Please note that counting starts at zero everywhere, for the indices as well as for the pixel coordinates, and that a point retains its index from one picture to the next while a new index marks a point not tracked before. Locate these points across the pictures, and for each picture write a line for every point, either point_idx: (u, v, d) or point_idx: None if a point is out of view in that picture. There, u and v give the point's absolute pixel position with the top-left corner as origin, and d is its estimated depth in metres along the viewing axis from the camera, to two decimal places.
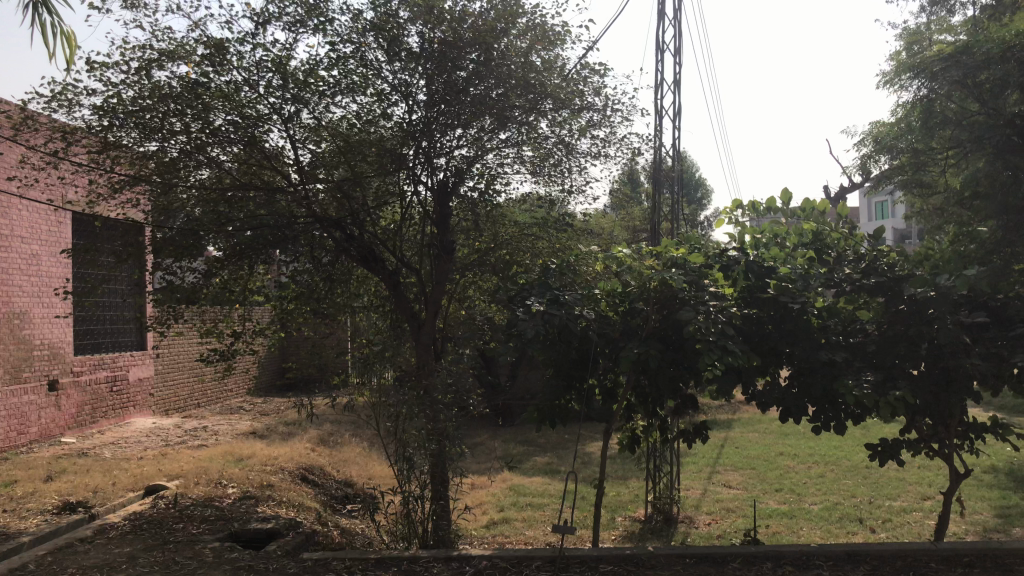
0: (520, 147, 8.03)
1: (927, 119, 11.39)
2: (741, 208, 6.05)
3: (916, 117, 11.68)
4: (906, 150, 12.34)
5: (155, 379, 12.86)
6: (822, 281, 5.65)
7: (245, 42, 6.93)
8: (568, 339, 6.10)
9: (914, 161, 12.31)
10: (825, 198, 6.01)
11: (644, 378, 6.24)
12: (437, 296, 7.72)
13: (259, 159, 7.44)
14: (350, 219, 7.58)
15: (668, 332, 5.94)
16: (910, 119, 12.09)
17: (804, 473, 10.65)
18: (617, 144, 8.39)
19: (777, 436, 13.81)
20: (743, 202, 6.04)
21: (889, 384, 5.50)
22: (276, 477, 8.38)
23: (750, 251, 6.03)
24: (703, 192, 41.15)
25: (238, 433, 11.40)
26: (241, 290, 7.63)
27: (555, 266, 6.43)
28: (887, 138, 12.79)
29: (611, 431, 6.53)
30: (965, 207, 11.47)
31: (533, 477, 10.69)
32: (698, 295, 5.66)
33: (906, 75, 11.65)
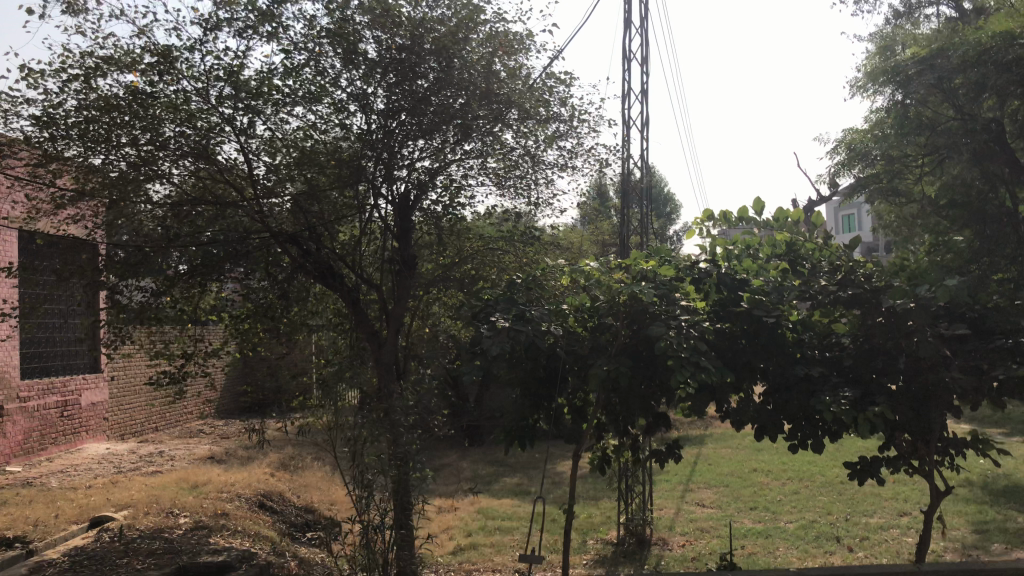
0: (484, 159, 7.81)
1: (900, 127, 11.31)
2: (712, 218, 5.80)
3: (888, 125, 11.60)
4: (878, 159, 12.26)
5: (109, 403, 12.36)
6: (797, 293, 5.45)
7: (195, 50, 6.65)
8: (535, 357, 5.83)
9: (887, 170, 12.24)
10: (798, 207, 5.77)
11: (614, 397, 5.99)
12: (398, 314, 7.42)
13: (211, 172, 7.14)
14: (307, 234, 7.24)
15: (639, 349, 5.69)
16: (879, 129, 12.03)
17: (779, 489, 10.45)
18: (584, 155, 8.19)
19: (749, 452, 13.62)
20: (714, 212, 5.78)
21: (867, 400, 5.30)
22: (232, 505, 7.99)
23: (722, 263, 5.81)
24: (672, 207, 41.26)
25: (195, 458, 10.96)
26: (193, 310, 7.25)
27: (520, 280, 6.16)
28: (856, 149, 12.73)
29: (581, 452, 6.26)
30: (939, 215, 11.38)
31: (502, 499, 10.38)
32: (669, 309, 5.43)
33: (877, 83, 11.57)
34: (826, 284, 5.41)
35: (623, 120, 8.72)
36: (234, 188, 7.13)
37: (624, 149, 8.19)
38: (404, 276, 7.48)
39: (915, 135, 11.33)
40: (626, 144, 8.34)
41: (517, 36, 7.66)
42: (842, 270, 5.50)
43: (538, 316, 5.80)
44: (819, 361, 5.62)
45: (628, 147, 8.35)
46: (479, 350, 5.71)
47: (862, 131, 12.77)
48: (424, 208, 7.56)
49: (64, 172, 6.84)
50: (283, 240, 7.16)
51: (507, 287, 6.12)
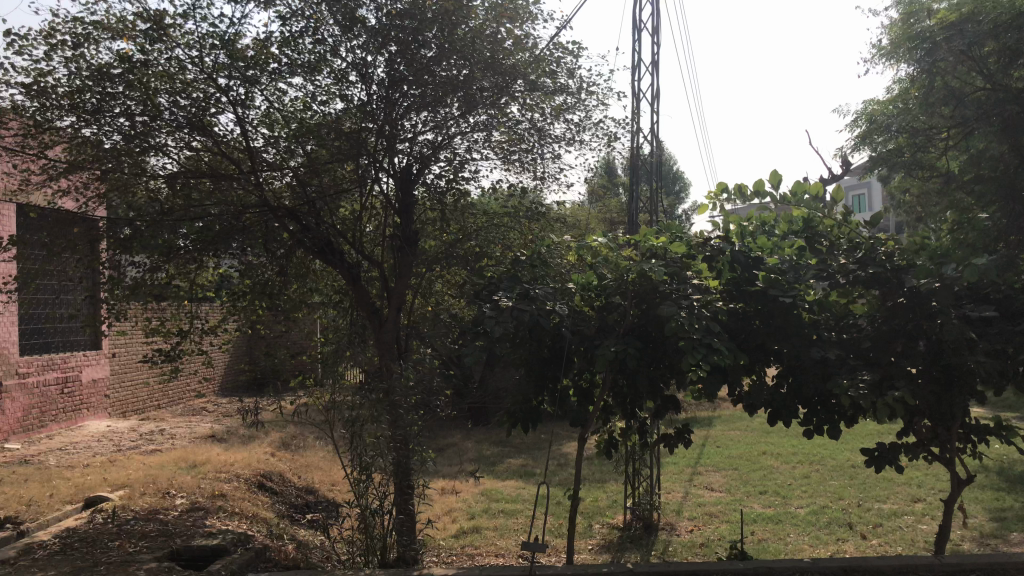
0: (489, 133, 7.56)
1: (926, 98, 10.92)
2: (727, 194, 5.56)
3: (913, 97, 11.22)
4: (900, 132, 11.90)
5: (111, 380, 12.22)
6: (814, 272, 5.21)
7: (189, 17, 6.41)
8: (540, 337, 5.62)
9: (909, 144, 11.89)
10: (818, 183, 5.51)
11: (622, 378, 5.78)
12: (400, 291, 7.24)
13: (207, 145, 6.93)
14: (306, 209, 7.05)
15: (648, 329, 5.47)
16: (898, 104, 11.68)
17: (789, 473, 10.25)
18: (592, 129, 7.94)
19: (759, 434, 13.41)
20: (729, 187, 5.54)
21: (886, 384, 5.06)
22: (230, 486, 7.83)
23: (736, 240, 5.57)
24: (682, 186, 40.83)
25: (196, 436, 10.82)
26: (189, 285, 7.05)
27: (525, 257, 5.92)
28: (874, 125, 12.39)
29: (587, 436, 6.06)
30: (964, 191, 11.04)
31: (507, 481, 10.21)
32: (681, 288, 5.20)
33: (902, 52, 11.18)
34: (846, 263, 5.17)
35: (633, 93, 8.45)
36: (231, 160, 6.92)
37: (634, 123, 7.93)
38: (406, 252, 7.30)
39: (935, 110, 10.98)
40: (636, 118, 8.08)
41: (524, 4, 7.39)
42: (862, 248, 5.26)
43: (543, 294, 5.58)
44: (836, 342, 5.39)
45: (637, 121, 8.09)
46: (482, 329, 5.50)
47: (880, 106, 12.42)
48: (427, 183, 7.35)
49: (56, 143, 6.61)
50: (282, 214, 6.96)
51: (511, 264, 5.90)
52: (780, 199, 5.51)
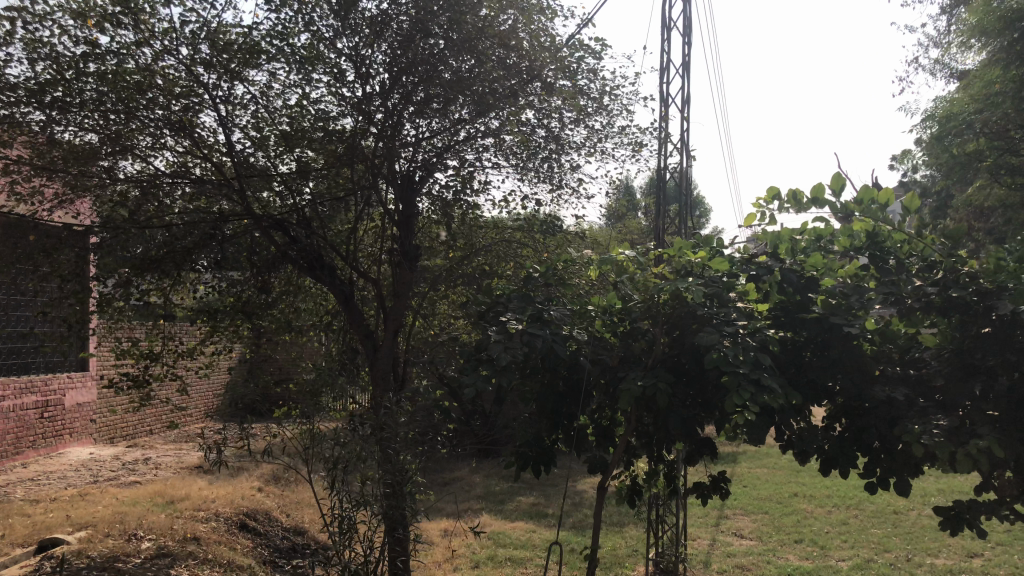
0: (501, 139, 6.91)
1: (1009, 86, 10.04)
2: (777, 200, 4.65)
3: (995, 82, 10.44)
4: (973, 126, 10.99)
5: (98, 404, 11.49)
6: (882, 297, 4.41)
7: (167, 4, 5.78)
8: (553, 367, 4.86)
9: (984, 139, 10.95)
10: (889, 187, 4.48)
11: (649, 416, 4.98)
12: (398, 313, 6.49)
13: (190, 148, 6.29)
14: (295, 220, 6.34)
15: (681, 360, 4.68)
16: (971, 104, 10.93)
17: (825, 519, 9.36)
18: (615, 137, 7.24)
19: (789, 472, 12.54)
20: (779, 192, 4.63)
21: (967, 431, 4.24)
22: (206, 527, 7.05)
23: (786, 258, 4.71)
24: (701, 212, 40.04)
25: (182, 467, 10.06)
26: (164, 302, 6.32)
27: (540, 273, 5.16)
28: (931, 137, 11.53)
29: (606, 482, 5.26)
30: None
31: (516, 521, 9.41)
32: (724, 311, 4.41)
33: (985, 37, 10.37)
34: (920, 283, 4.35)
35: (660, 97, 7.75)
36: (215, 165, 6.27)
37: (662, 131, 7.24)
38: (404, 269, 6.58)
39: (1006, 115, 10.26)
40: (664, 125, 7.38)
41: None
42: (940, 267, 4.43)
43: (558, 318, 4.86)
44: (902, 380, 4.58)
45: (667, 129, 7.40)
46: (487, 356, 4.73)
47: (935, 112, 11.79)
48: (430, 193, 6.67)
49: (19, 140, 5.92)
50: (267, 224, 6.29)
51: (523, 282, 5.14)
52: (842, 208, 4.57)
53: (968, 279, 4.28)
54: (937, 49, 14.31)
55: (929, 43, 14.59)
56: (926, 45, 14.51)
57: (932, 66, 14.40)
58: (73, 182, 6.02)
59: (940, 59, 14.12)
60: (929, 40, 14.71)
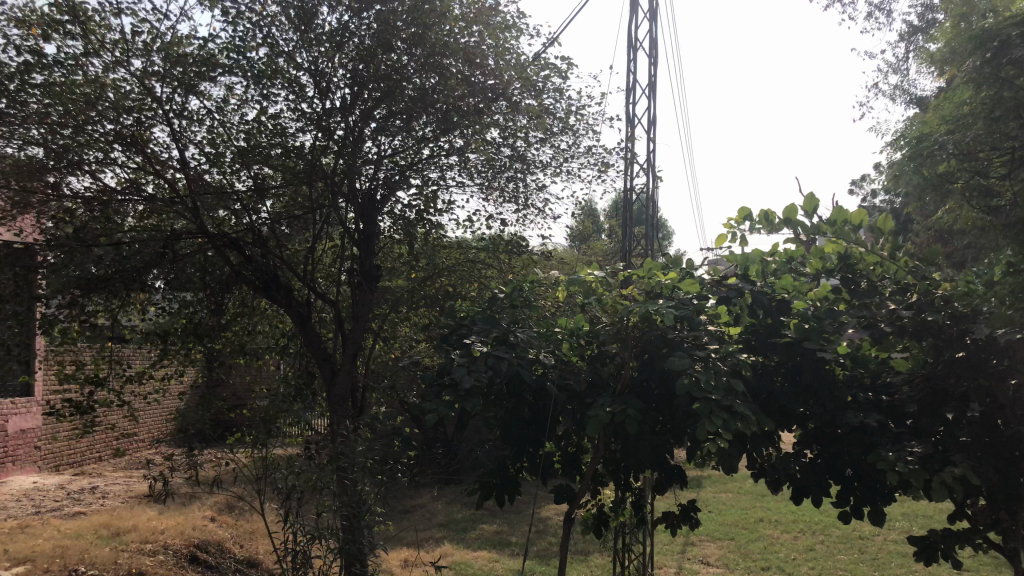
0: (466, 157, 6.76)
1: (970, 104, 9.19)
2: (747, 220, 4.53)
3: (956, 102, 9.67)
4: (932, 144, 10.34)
5: (44, 430, 11.02)
6: (855, 320, 4.30)
7: (120, 15, 5.57)
8: (518, 392, 4.70)
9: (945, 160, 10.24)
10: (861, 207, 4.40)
11: (616, 443, 4.82)
12: (357, 336, 6.27)
13: (142, 164, 6.05)
14: (251, 238, 6.11)
15: (649, 385, 4.53)
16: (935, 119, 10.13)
17: (791, 545, 9.26)
18: (581, 157, 7.14)
19: (754, 497, 12.45)
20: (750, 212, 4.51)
21: (941, 457, 4.14)
22: (154, 560, 6.73)
23: (756, 280, 4.61)
24: (665, 235, 40.23)
25: (131, 496, 9.66)
26: (111, 324, 6.03)
27: (504, 295, 4.99)
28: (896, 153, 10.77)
29: (573, 512, 5.08)
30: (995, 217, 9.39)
31: (479, 551, 9.16)
32: (694, 335, 4.27)
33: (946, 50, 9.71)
34: (894, 306, 4.25)
35: (627, 118, 7.67)
36: (167, 181, 6.03)
37: (629, 152, 7.15)
38: (364, 291, 6.37)
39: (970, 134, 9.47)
40: (631, 146, 7.29)
41: (506, 16, 6.63)
42: (915, 290, 4.33)
43: (525, 341, 4.71)
44: (875, 405, 4.49)
45: (634, 150, 7.32)
46: (449, 381, 4.54)
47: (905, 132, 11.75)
48: (392, 212, 6.49)
49: None
50: (221, 243, 6.05)
51: (488, 303, 4.97)
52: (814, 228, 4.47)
53: (944, 301, 4.24)
54: (896, 75, 14.51)
55: (888, 69, 14.80)
56: (885, 71, 14.71)
57: (891, 92, 14.59)
58: (16, 199, 5.69)
59: (898, 86, 14.32)
60: (889, 66, 14.91)
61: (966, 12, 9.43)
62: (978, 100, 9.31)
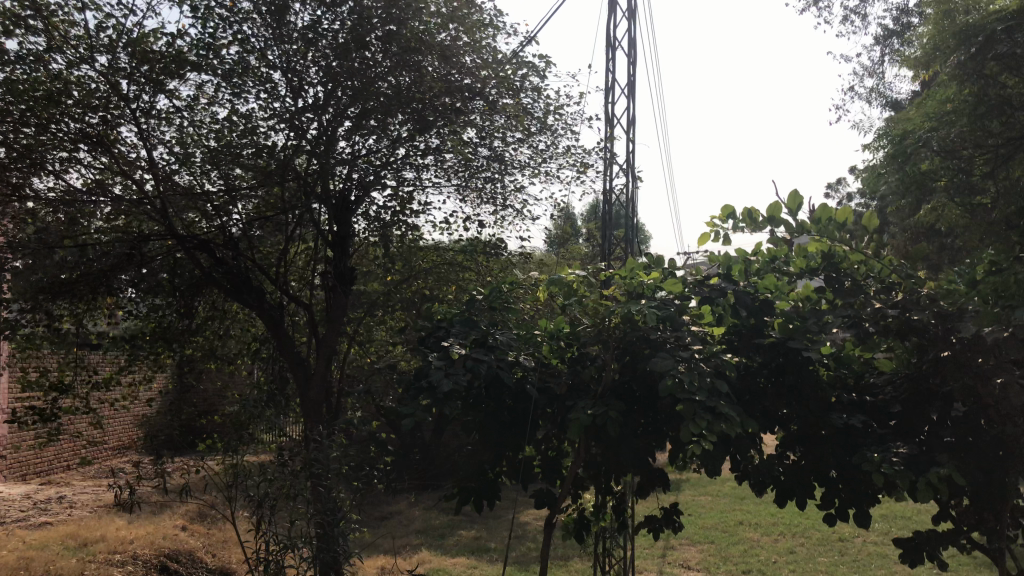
0: (442, 157, 6.66)
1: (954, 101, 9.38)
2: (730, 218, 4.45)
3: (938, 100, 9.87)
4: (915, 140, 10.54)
5: (10, 439, 10.72)
6: (839, 319, 4.24)
7: (84, 9, 5.41)
8: (498, 396, 4.60)
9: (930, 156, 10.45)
10: (845, 204, 4.33)
11: (598, 446, 4.73)
12: (332, 339, 6.13)
13: (107, 163, 5.88)
14: (222, 240, 5.96)
15: (632, 388, 4.45)
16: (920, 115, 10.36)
17: (772, 548, 9.22)
18: (559, 157, 7.05)
19: (733, 500, 12.41)
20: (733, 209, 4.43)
21: (926, 458, 4.08)
22: (122, 571, 6.55)
23: (740, 280, 4.53)
24: (641, 239, 40.32)
25: (101, 505, 9.43)
26: (77, 328, 5.84)
27: (483, 296, 4.89)
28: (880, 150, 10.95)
29: (553, 517, 4.99)
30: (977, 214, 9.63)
31: (457, 557, 9.05)
32: (677, 336, 4.20)
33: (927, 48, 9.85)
34: (879, 305, 4.17)
35: (605, 118, 7.60)
36: (135, 181, 5.87)
37: (608, 152, 7.07)
38: (339, 293, 6.24)
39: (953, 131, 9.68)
40: (610, 146, 7.21)
41: (483, 14, 6.53)
42: (900, 289, 4.27)
43: (504, 343, 4.61)
44: (859, 406, 4.43)
45: (613, 151, 7.24)
46: (427, 384, 4.43)
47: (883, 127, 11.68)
48: (367, 213, 6.37)
49: None
50: (191, 245, 5.90)
51: (466, 305, 4.86)
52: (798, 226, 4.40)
53: (928, 300, 4.14)
54: (871, 78, 14.58)
55: (864, 73, 14.87)
56: (861, 75, 14.81)
57: (867, 95, 14.67)
58: None
59: (874, 89, 14.39)
60: (863, 69, 15.02)
61: (948, 13, 9.61)
62: (962, 95, 9.33)
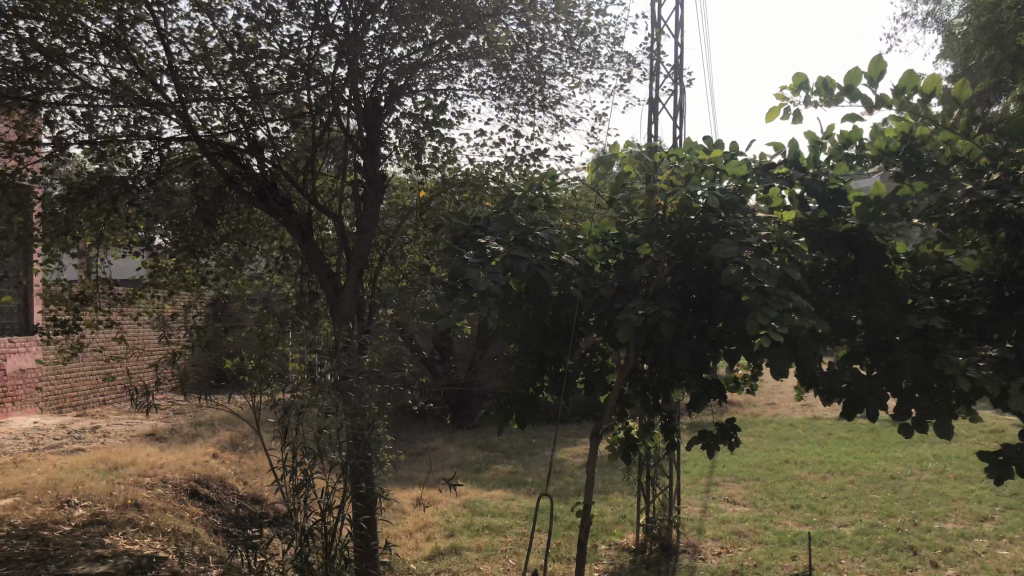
0: (477, 63, 6.24)
1: None
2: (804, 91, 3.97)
3: None
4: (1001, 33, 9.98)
5: (44, 370, 10.62)
6: (924, 208, 3.79)
7: None
8: (540, 299, 4.24)
9: None
10: (935, 72, 3.78)
11: (647, 354, 4.37)
12: (363, 251, 5.81)
13: (126, 66, 5.55)
14: (246, 146, 5.65)
15: (688, 288, 4.06)
16: None
17: (821, 485, 8.87)
18: (601, 63, 6.58)
19: (776, 439, 12.05)
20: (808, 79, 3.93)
21: (1019, 362, 3.66)
22: (151, 494, 6.37)
23: (809, 167, 4.10)
24: None
25: (134, 435, 9.30)
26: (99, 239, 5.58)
27: (523, 193, 4.51)
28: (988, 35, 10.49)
29: (600, 432, 4.66)
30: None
31: (494, 490, 8.83)
32: (742, 223, 3.78)
33: None
34: (970, 189, 3.70)
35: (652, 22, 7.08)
36: (155, 85, 5.56)
37: (656, 56, 6.58)
38: (370, 202, 5.92)
39: None
40: (657, 51, 6.73)
41: None
42: (993, 170, 3.79)
43: (545, 242, 4.22)
44: (939, 310, 3.99)
45: (661, 54, 6.73)
46: (463, 284, 4.08)
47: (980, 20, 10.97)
48: (397, 121, 6.01)
49: None
50: (213, 151, 5.60)
51: (505, 203, 4.49)
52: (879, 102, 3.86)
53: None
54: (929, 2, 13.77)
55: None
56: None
57: (923, 19, 13.87)
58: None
59: (931, 13, 13.57)
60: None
61: None
62: None
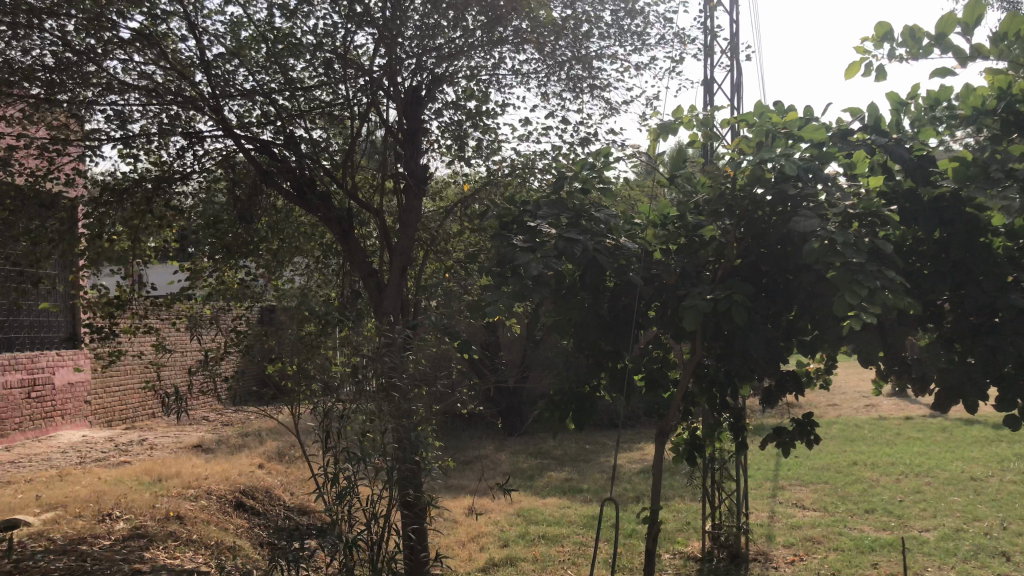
0: (521, 49, 5.95)
1: None
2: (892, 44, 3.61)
3: None
4: None
5: (93, 384, 10.56)
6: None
7: None
8: (596, 287, 3.93)
9: None
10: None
11: (715, 345, 4.03)
12: (406, 246, 5.57)
13: (159, 62, 5.37)
14: (283, 142, 5.42)
15: (759, 271, 3.72)
16: None
17: (894, 487, 8.37)
18: (651, 44, 6.24)
19: (842, 441, 11.49)
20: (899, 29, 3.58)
21: None
22: (194, 506, 6.16)
23: (892, 132, 3.73)
24: None
25: (181, 447, 9.16)
26: (135, 240, 5.40)
27: (576, 174, 4.21)
28: None
29: (664, 431, 4.32)
30: None
31: (547, 498, 8.50)
32: (820, 195, 3.43)
33: None
34: None
35: None
36: (190, 82, 5.38)
37: (710, 34, 6.22)
38: (412, 197, 5.67)
39: None
40: (711, 28, 6.36)
41: None
42: None
43: (601, 224, 3.92)
44: None
45: (715, 32, 6.37)
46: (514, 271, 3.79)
47: None
48: (439, 111, 5.75)
49: None
50: (249, 147, 5.39)
51: (556, 186, 4.20)
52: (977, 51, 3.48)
53: None
54: None
55: None
56: None
57: None
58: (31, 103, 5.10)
59: None
60: None
61: None
62: None
